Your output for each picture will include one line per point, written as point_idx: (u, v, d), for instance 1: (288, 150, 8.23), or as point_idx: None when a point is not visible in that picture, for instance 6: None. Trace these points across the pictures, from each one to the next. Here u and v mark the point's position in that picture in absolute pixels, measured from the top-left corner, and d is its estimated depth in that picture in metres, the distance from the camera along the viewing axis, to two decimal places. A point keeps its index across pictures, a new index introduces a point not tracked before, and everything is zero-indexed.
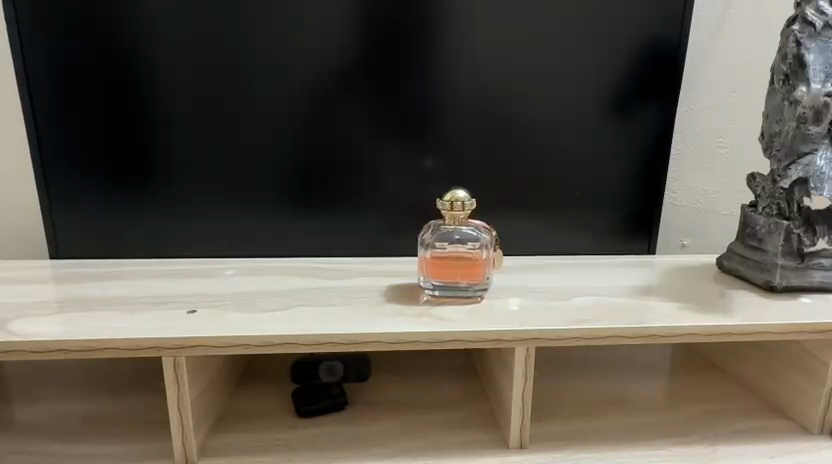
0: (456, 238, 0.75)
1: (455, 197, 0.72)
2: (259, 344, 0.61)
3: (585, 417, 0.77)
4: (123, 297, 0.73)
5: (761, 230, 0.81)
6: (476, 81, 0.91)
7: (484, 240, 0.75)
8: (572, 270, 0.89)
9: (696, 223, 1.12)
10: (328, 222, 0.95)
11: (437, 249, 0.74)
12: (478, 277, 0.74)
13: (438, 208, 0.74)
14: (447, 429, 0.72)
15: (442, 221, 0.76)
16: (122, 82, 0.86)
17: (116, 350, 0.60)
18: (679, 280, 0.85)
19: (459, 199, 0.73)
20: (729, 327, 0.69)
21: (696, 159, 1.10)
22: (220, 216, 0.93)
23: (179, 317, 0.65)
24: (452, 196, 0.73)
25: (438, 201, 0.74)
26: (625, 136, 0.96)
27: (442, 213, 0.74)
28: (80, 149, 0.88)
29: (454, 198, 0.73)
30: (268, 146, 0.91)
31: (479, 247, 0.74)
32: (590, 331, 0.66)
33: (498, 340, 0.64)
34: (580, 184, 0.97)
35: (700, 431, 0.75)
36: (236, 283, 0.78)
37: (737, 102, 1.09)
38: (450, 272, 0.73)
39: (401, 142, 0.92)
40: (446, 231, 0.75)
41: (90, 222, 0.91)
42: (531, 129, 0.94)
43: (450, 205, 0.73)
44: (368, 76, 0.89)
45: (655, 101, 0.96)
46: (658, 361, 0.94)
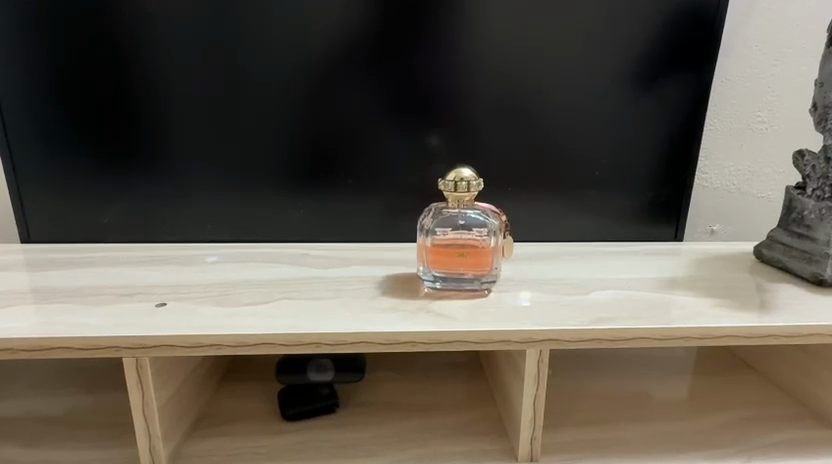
0: (461, 224, 0.66)
1: (460, 176, 0.63)
2: (232, 345, 0.53)
3: (604, 424, 0.69)
4: (89, 286, 0.66)
5: (810, 216, 0.72)
6: (486, 48, 0.81)
7: (492, 226, 0.66)
8: (590, 259, 0.80)
9: (727, 207, 1.02)
10: (321, 205, 0.87)
11: (439, 236, 0.66)
12: (485, 268, 0.65)
13: (440, 188, 0.65)
14: (448, 437, 0.65)
15: (445, 203, 0.68)
16: (92, 49, 0.78)
17: (69, 350, 0.53)
18: (712, 272, 0.76)
19: (464, 179, 0.63)
20: (776, 328, 0.59)
21: (730, 136, 0.99)
22: (204, 198, 0.85)
23: (146, 312, 0.58)
24: (456, 174, 0.64)
25: (440, 181, 0.65)
26: (654, 110, 0.86)
27: (444, 195, 0.65)
28: (47, 123, 0.80)
29: (459, 177, 0.64)
30: (256, 121, 0.82)
31: (486, 234, 0.66)
32: (612, 332, 0.57)
33: (507, 342, 0.56)
34: (600, 163, 0.88)
35: (734, 442, 0.67)
36: (216, 272, 0.71)
37: (779, 71, 0.97)
38: (454, 263, 0.65)
39: (402, 116, 0.83)
40: (450, 215, 0.66)
41: (62, 204, 0.83)
42: (548, 102, 0.84)
43: (453, 185, 0.64)
44: (365, 42, 0.80)
45: (689, 70, 0.85)
46: (683, 359, 0.85)
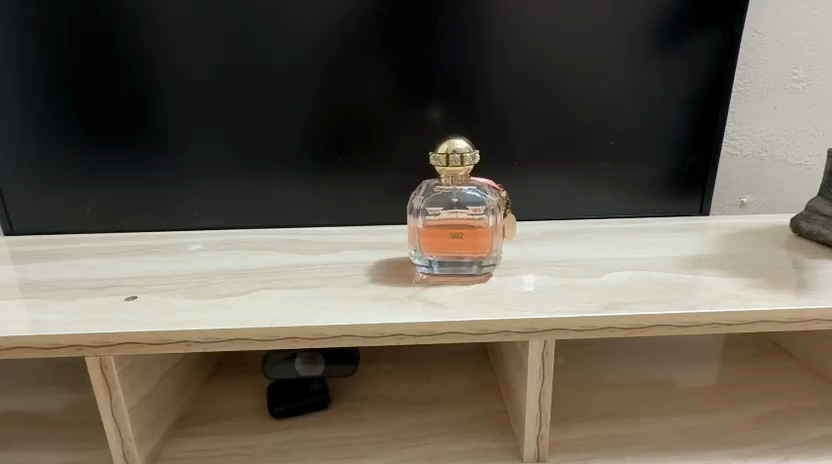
0: (454, 202, 0.60)
1: (452, 148, 0.57)
2: (202, 341, 0.49)
3: (620, 419, 0.63)
4: (61, 280, 0.62)
5: None
6: (487, 6, 0.73)
7: (491, 203, 0.60)
8: (605, 238, 0.73)
9: (759, 177, 0.93)
10: (312, 187, 0.81)
11: (431, 218, 0.60)
12: (485, 248, 0.59)
13: (432, 163, 0.59)
14: (448, 435, 0.60)
15: (437, 180, 0.61)
16: (61, 27, 0.72)
17: (29, 350, 0.49)
18: (741, 248, 0.68)
19: (456, 151, 0.57)
20: (817, 311, 0.52)
21: (762, 98, 0.89)
22: (188, 183, 0.80)
23: (113, 306, 0.54)
24: (448, 147, 0.57)
25: (431, 155, 0.59)
26: (677, 71, 0.77)
27: (436, 170, 0.58)
28: (20, 105, 0.75)
29: (452, 147, 0.57)
30: (240, 98, 0.76)
31: (483, 213, 0.60)
32: (627, 320, 0.51)
33: (506, 332, 0.50)
34: (616, 131, 0.80)
35: (767, 437, 0.60)
36: (196, 261, 0.66)
37: (818, 22, 0.87)
38: (450, 245, 0.59)
39: (395, 87, 0.76)
40: (442, 192, 0.60)
41: (41, 193, 0.80)
42: (555, 65, 0.76)
43: (445, 158, 0.57)
44: (352, 7, 0.72)
45: (717, 23, 0.76)
46: (709, 344, 0.78)
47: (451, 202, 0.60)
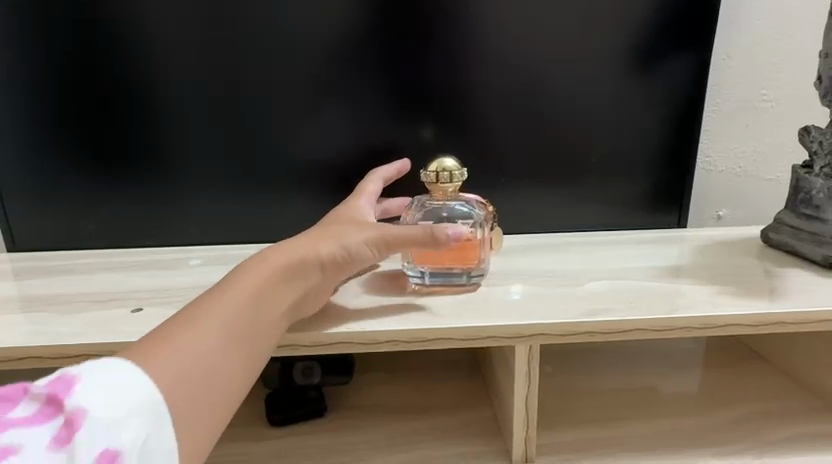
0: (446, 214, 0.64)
1: (442, 166, 0.61)
2: None
3: (604, 422, 0.66)
4: (68, 294, 0.66)
5: (819, 196, 0.68)
6: (473, 32, 0.78)
7: (479, 217, 0.63)
8: (587, 250, 0.77)
9: (734, 191, 0.97)
10: (308, 204, 0.84)
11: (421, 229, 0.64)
12: (470, 260, 0.62)
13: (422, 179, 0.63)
14: (440, 440, 0.62)
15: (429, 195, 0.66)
16: (69, 53, 0.76)
17: (43, 359, 0.53)
18: (716, 258, 0.72)
19: (446, 169, 0.61)
20: (782, 315, 0.56)
21: (734, 117, 0.95)
22: (188, 201, 0.83)
23: (119, 317, 0.57)
24: (437, 165, 0.62)
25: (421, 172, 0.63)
26: (653, 92, 0.82)
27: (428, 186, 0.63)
28: (27, 126, 0.78)
29: (439, 165, 0.62)
30: (240, 118, 0.80)
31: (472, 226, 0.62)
32: (606, 324, 0.54)
33: (494, 338, 0.54)
34: (597, 149, 0.84)
35: (742, 437, 0.63)
36: (197, 275, 0.69)
37: (784, 47, 0.93)
38: (435, 258, 0.62)
39: (390, 108, 0.80)
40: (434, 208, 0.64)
41: (44, 212, 0.82)
42: (539, 88, 0.81)
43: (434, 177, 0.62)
44: (348, 34, 0.77)
45: (688, 47, 0.81)
46: (691, 350, 0.82)
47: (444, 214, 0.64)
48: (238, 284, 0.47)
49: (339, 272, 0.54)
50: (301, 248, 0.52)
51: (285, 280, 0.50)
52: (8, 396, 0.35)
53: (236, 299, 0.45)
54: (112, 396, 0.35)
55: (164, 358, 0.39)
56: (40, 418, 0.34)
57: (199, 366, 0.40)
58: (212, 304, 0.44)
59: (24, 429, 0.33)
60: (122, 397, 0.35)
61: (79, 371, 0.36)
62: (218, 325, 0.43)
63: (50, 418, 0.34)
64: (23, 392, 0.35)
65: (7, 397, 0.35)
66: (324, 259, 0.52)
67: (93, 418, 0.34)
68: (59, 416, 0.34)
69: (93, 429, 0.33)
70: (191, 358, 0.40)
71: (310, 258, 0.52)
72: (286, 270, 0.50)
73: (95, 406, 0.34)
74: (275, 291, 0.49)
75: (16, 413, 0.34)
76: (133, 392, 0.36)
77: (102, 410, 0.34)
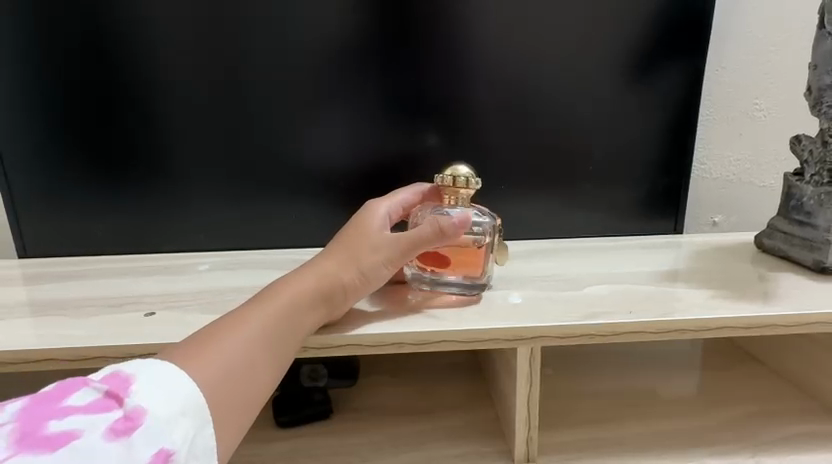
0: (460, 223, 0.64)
1: (458, 173, 0.63)
2: None
3: (603, 423, 0.67)
4: (81, 299, 0.67)
5: (809, 202, 0.70)
6: (473, 43, 0.81)
7: (488, 226, 0.63)
8: (586, 255, 0.79)
9: (729, 197, 1.00)
10: (313, 210, 0.86)
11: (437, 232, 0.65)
12: (476, 273, 0.64)
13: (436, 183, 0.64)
14: (444, 440, 0.64)
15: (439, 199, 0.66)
16: (80, 63, 0.78)
17: (60, 361, 0.54)
18: (711, 263, 0.74)
19: (461, 175, 0.63)
20: (774, 317, 0.58)
21: (728, 125, 0.97)
22: (196, 208, 0.84)
23: (133, 321, 0.59)
24: (452, 171, 0.63)
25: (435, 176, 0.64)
26: (649, 101, 0.85)
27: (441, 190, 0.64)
28: (38, 135, 0.80)
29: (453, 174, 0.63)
30: (247, 127, 0.82)
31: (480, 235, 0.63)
32: (605, 327, 0.56)
33: (496, 339, 0.55)
34: (595, 157, 0.86)
35: (738, 437, 0.65)
36: (205, 280, 0.71)
37: (775, 57, 0.96)
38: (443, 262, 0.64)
39: (393, 117, 0.83)
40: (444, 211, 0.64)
41: (54, 219, 0.84)
42: (538, 98, 0.83)
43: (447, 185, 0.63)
44: (352, 45, 0.80)
45: (682, 57, 0.84)
46: (688, 354, 0.83)
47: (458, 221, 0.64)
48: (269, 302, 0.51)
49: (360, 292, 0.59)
50: (324, 273, 0.57)
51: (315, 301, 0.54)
52: (67, 386, 0.37)
53: (269, 314, 0.50)
54: (168, 396, 0.37)
55: (209, 359, 0.43)
56: (98, 407, 0.36)
57: (238, 370, 0.45)
58: (247, 315, 0.49)
59: (82, 416, 0.35)
60: (174, 398, 0.38)
61: (134, 370, 0.38)
62: (255, 334, 0.48)
63: (110, 407, 0.36)
64: (83, 383, 0.38)
65: (67, 386, 0.37)
66: (346, 281, 0.57)
67: (149, 413, 0.36)
68: (117, 408, 0.36)
69: (152, 424, 0.36)
70: (229, 361, 0.44)
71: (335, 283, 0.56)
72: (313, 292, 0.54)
73: (151, 402, 0.36)
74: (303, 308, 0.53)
75: (74, 400, 0.36)
76: (183, 395, 0.39)
77: (157, 408, 0.36)
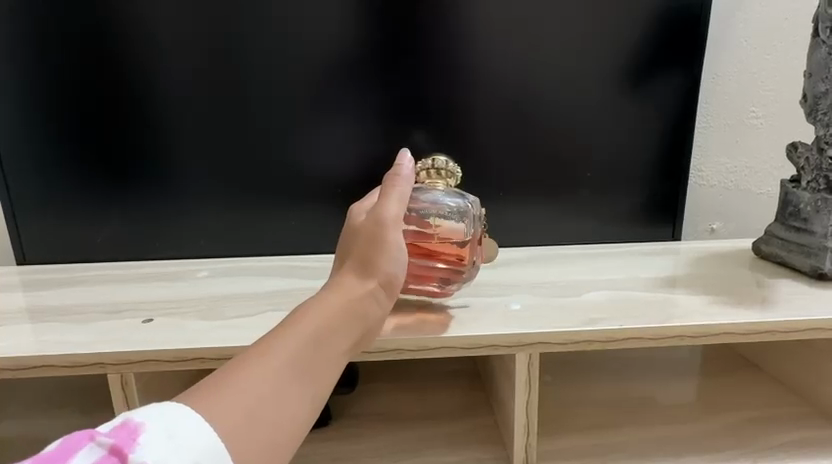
0: (445, 208, 0.61)
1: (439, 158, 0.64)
2: (216, 358, 0.54)
3: (602, 430, 0.67)
4: (80, 305, 0.67)
5: (806, 209, 0.70)
6: (471, 51, 0.81)
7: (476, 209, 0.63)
8: (585, 261, 0.79)
9: (726, 204, 1.00)
10: (312, 217, 0.86)
11: (419, 220, 0.61)
12: (459, 264, 0.62)
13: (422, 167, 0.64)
14: (442, 447, 0.64)
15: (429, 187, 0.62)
16: (82, 71, 0.79)
17: (58, 368, 0.54)
18: (709, 270, 0.74)
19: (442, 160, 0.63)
20: (772, 323, 0.58)
21: (725, 133, 0.98)
22: (195, 215, 0.85)
23: (131, 327, 0.59)
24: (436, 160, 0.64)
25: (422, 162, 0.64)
26: (645, 108, 0.85)
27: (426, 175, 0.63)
28: (38, 141, 0.81)
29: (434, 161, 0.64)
30: (246, 134, 0.82)
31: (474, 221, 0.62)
32: (603, 333, 0.56)
33: (495, 346, 0.55)
34: (593, 164, 0.87)
35: (738, 443, 0.65)
36: (204, 286, 0.71)
37: (770, 65, 0.97)
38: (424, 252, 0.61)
39: (391, 124, 0.83)
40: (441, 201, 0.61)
41: (54, 225, 0.84)
42: (536, 105, 0.84)
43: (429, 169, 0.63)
44: (351, 53, 0.80)
45: (679, 66, 0.85)
46: (687, 360, 0.83)
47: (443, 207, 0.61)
48: (294, 328, 0.41)
49: (392, 294, 0.49)
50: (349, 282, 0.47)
51: (345, 317, 0.44)
52: (69, 444, 0.32)
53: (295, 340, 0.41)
54: (178, 451, 0.33)
55: (222, 407, 0.36)
56: None
57: (259, 411, 0.37)
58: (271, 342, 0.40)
59: None
60: (188, 452, 0.33)
61: (144, 420, 0.34)
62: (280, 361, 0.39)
63: None
64: (87, 437, 0.33)
65: (70, 442, 0.33)
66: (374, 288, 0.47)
67: None
68: None
69: None
70: (246, 405, 0.36)
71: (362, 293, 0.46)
72: (339, 309, 0.44)
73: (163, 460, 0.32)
74: (336, 326, 0.43)
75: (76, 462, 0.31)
76: (198, 448, 0.33)
77: None
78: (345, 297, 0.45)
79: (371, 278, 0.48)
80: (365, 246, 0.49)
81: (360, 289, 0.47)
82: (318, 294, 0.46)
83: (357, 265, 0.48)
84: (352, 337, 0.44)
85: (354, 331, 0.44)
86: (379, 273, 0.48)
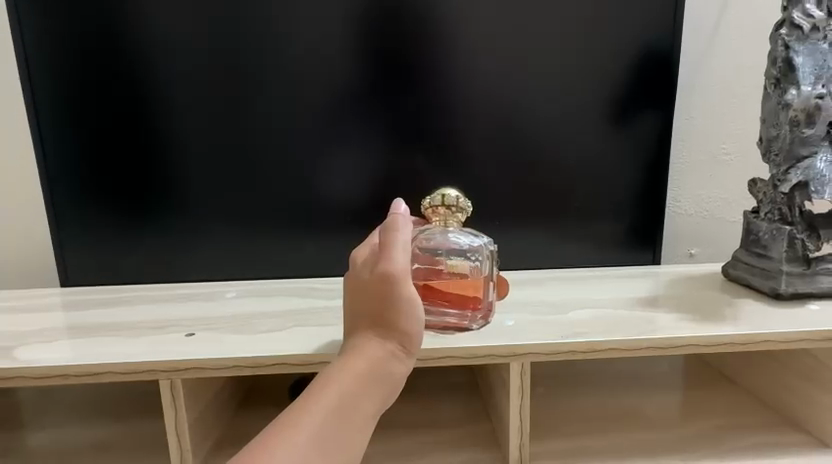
0: (456, 245, 0.66)
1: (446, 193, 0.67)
2: (252, 365, 0.63)
3: (587, 434, 0.75)
4: (124, 322, 0.76)
5: (764, 237, 0.80)
6: (469, 96, 0.92)
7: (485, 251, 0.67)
8: (572, 283, 0.88)
9: (703, 231, 1.10)
10: (327, 243, 0.95)
11: (433, 259, 0.66)
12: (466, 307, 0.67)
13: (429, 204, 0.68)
14: (446, 449, 0.72)
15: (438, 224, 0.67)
16: (126, 113, 0.89)
17: (114, 374, 0.63)
18: (682, 291, 0.84)
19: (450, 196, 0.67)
20: (732, 336, 0.67)
21: (699, 167, 1.08)
22: (222, 241, 0.94)
23: (175, 340, 0.68)
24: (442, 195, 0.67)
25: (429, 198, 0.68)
26: (625, 146, 0.96)
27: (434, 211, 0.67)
28: (85, 176, 0.90)
29: (443, 196, 0.67)
30: (269, 169, 0.92)
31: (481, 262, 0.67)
32: (586, 345, 0.65)
33: (492, 355, 0.64)
34: (580, 195, 0.97)
35: (708, 446, 0.73)
36: (234, 306, 0.80)
37: (737, 107, 1.08)
38: (439, 296, 0.66)
39: (398, 160, 0.93)
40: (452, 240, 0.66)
41: (95, 251, 0.93)
42: (527, 143, 0.94)
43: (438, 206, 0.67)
44: (363, 98, 0.91)
45: (653, 109, 0.95)
46: (666, 374, 0.92)
47: (456, 245, 0.66)
48: (323, 396, 0.44)
49: (413, 350, 0.50)
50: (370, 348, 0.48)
51: (369, 384, 0.46)
52: None
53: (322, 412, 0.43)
54: None
55: None
56: None
57: None
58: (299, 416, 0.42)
59: None
60: None
61: None
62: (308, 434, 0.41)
63: None
64: None
65: None
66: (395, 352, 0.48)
67: None
68: None
69: None
70: None
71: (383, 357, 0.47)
72: (363, 374, 0.46)
73: None
74: (362, 394, 0.45)
75: None
76: None
77: None
78: (367, 362, 0.47)
79: (390, 339, 0.49)
80: (379, 306, 0.49)
81: (380, 353, 0.48)
82: (342, 360, 0.47)
83: (375, 325, 0.49)
84: (378, 402, 0.46)
85: (378, 396, 0.46)
86: (398, 333, 0.49)
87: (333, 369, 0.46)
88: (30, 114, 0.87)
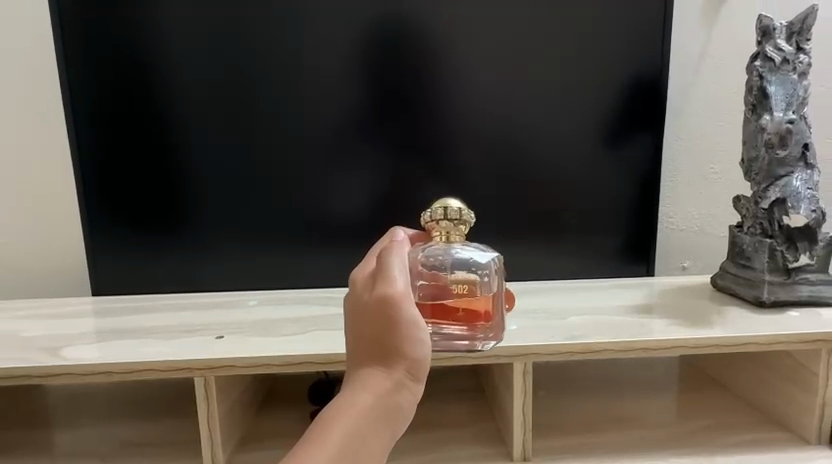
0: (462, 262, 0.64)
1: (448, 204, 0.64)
2: (279, 363, 0.69)
3: (586, 432, 0.81)
4: (157, 326, 0.82)
5: (748, 249, 0.86)
6: (473, 119, 0.99)
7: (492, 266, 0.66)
8: (571, 293, 0.94)
9: (695, 245, 1.16)
10: (341, 255, 1.02)
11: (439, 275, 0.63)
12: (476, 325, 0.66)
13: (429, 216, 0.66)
14: (454, 445, 0.77)
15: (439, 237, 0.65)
16: (157, 135, 0.96)
17: (153, 371, 0.69)
18: (673, 299, 0.90)
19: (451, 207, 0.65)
20: (717, 339, 0.73)
21: (689, 185, 1.15)
22: (243, 253, 1.00)
23: (207, 342, 0.74)
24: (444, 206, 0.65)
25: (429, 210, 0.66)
26: (618, 166, 1.03)
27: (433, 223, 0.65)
28: (118, 192, 0.97)
29: (445, 207, 0.65)
30: (287, 186, 0.99)
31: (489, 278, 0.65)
32: (582, 346, 0.71)
33: (497, 356, 0.70)
34: (577, 212, 1.03)
35: (698, 443, 0.79)
36: (257, 312, 0.86)
37: (723, 130, 1.15)
38: (449, 314, 0.65)
39: (407, 178, 1.00)
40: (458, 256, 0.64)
41: (125, 262, 0.99)
42: (527, 163, 1.01)
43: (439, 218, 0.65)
44: (374, 121, 0.98)
45: (644, 132, 1.02)
46: (661, 378, 0.97)
47: (462, 259, 0.64)
48: (329, 434, 0.40)
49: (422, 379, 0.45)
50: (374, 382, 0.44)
51: (378, 417, 0.42)
52: None
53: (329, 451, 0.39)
54: None
55: None
56: None
57: None
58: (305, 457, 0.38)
59: None
60: None
61: None
62: None
63: None
64: None
65: None
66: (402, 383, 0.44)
67: None
68: None
69: None
70: None
71: (390, 391, 0.43)
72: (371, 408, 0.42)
73: None
74: (370, 427, 0.42)
75: None
76: None
77: None
78: (373, 395, 0.43)
79: (396, 369, 0.44)
80: (382, 336, 0.45)
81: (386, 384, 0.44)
82: (345, 394, 0.43)
83: (380, 355, 0.45)
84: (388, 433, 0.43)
85: (388, 428, 0.43)
86: (404, 362, 0.45)
87: (338, 402, 0.42)
88: (71, 136, 0.94)
